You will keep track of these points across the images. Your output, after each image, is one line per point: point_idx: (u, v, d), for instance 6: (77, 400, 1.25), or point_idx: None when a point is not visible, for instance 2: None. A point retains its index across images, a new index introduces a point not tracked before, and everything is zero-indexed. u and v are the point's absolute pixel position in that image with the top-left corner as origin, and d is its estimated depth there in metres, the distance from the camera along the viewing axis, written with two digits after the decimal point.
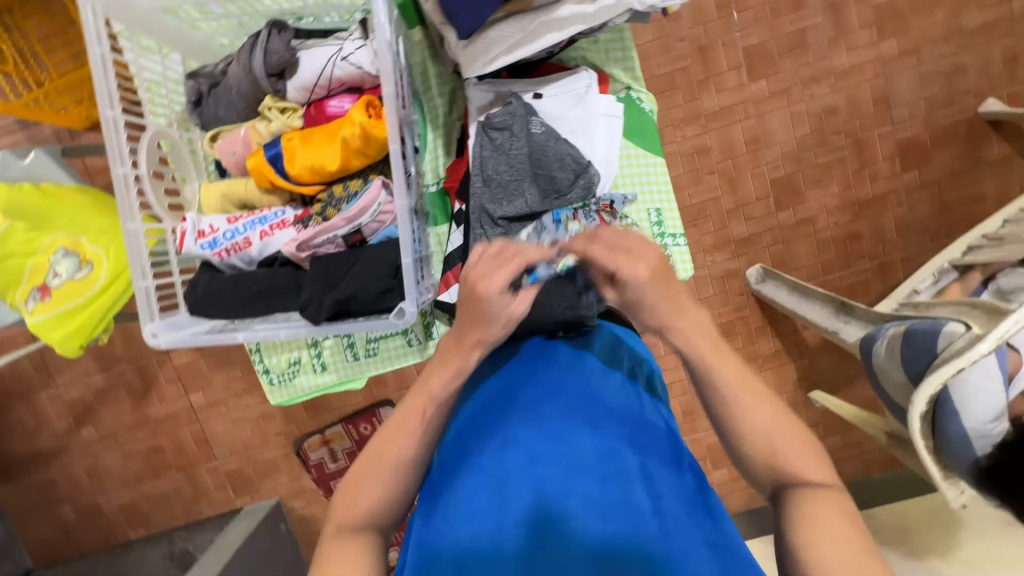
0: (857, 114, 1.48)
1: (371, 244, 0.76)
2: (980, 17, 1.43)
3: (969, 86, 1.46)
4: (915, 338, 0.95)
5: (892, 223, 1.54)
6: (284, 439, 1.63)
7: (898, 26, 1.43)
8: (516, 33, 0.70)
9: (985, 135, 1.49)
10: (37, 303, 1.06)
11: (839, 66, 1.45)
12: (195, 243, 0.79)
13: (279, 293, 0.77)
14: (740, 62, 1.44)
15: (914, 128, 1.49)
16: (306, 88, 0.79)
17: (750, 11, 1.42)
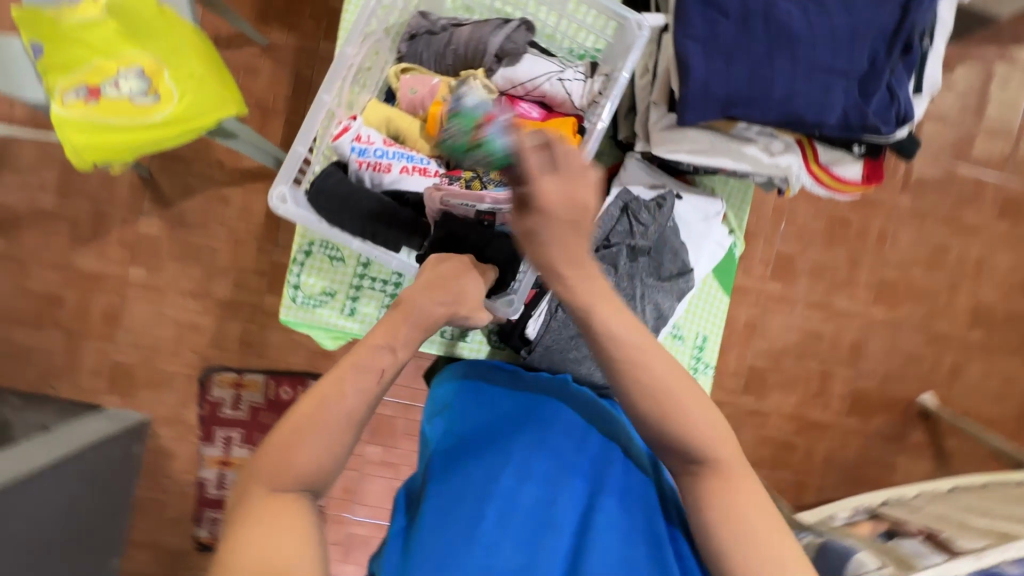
0: (834, 349, 1.70)
1: (504, 236, 0.77)
2: (947, 327, 1.73)
3: (919, 375, 1.73)
4: (830, 555, 1.04)
5: (822, 451, 1.71)
6: (198, 361, 1.49)
7: (890, 301, 1.71)
8: (704, 144, 0.73)
9: (914, 419, 1.73)
10: (78, 99, 1.00)
11: (837, 306, 1.69)
12: (350, 142, 0.77)
13: (392, 226, 0.76)
14: (769, 260, 1.65)
15: (868, 385, 1.72)
16: (512, 82, 0.79)
17: (795, 227, 1.65)
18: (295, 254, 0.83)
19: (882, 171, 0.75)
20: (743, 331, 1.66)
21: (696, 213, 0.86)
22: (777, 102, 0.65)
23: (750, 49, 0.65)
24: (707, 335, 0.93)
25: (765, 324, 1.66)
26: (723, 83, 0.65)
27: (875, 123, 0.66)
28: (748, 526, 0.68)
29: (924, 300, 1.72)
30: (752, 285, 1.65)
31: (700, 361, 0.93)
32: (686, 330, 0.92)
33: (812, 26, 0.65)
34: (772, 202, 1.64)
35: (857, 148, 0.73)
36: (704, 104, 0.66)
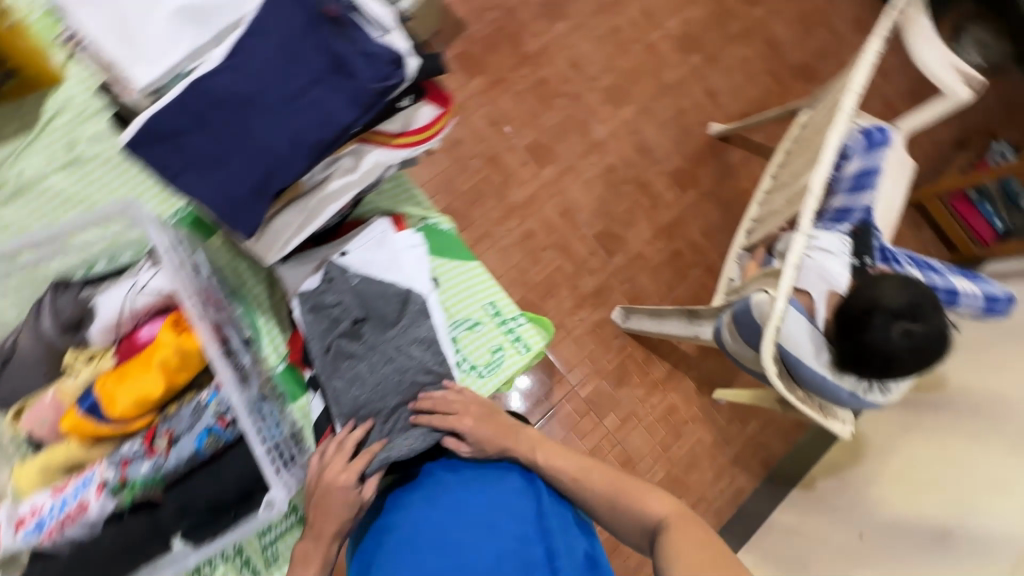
0: (630, 165, 1.80)
1: (227, 449, 0.70)
2: (674, 73, 1.89)
3: (694, 120, 1.88)
4: (742, 319, 1.10)
5: (699, 232, 1.82)
6: None
7: (626, 96, 1.83)
8: (300, 217, 0.68)
9: (723, 149, 1.89)
10: None
11: (600, 136, 1.78)
12: (15, 536, 0.63)
13: (140, 548, 0.65)
14: (526, 159, 1.71)
15: (674, 161, 1.84)
16: (110, 327, 0.69)
17: (515, 120, 1.71)
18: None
19: (444, 94, 0.72)
20: (565, 221, 1.71)
21: (371, 246, 0.82)
22: (289, 148, 0.58)
23: (222, 137, 0.58)
24: (491, 300, 0.88)
25: (572, 201, 1.72)
26: (236, 183, 0.58)
27: (383, 87, 0.60)
28: (679, 561, 0.58)
29: (643, 74, 1.86)
30: (534, 187, 1.70)
31: (505, 323, 0.88)
32: (472, 316, 0.87)
33: (248, 76, 0.58)
34: (483, 120, 1.69)
35: (406, 101, 0.68)
36: (239, 208, 0.58)
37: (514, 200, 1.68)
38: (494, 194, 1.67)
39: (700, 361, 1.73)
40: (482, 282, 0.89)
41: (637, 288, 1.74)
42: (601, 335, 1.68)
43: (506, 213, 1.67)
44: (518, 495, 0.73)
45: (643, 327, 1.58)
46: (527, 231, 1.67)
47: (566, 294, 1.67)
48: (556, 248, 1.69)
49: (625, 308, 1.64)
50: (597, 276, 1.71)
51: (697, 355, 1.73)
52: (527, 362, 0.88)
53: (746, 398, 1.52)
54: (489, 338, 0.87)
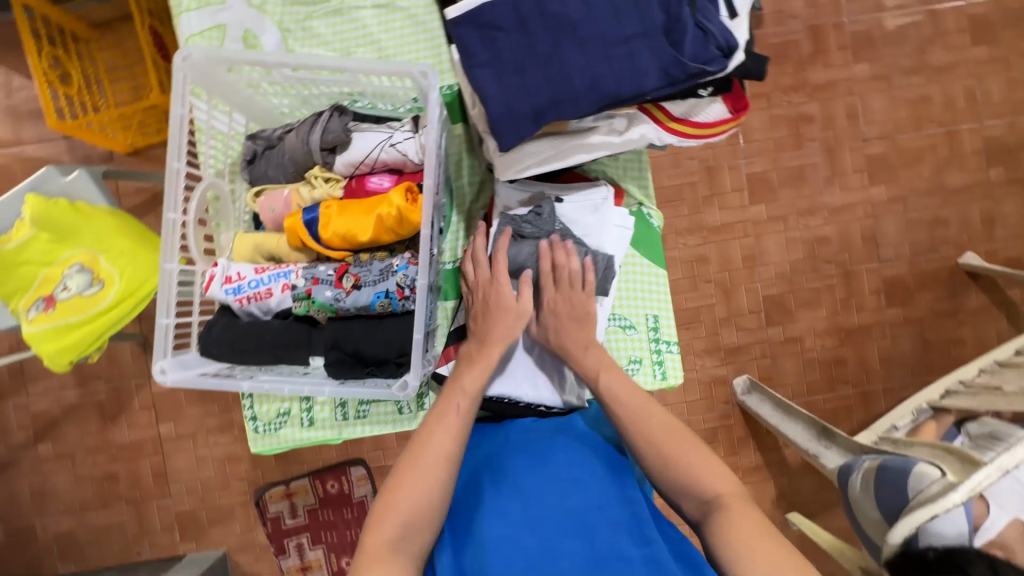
0: (847, 247, 1.58)
1: (392, 316, 0.76)
2: (962, 177, 1.58)
3: (951, 237, 1.58)
4: (888, 474, 0.96)
5: (876, 353, 1.59)
6: (247, 486, 1.57)
7: (887, 176, 1.57)
8: (548, 151, 0.67)
9: (963, 285, 1.58)
10: (40, 313, 1.09)
11: (832, 202, 1.57)
12: (220, 287, 0.77)
13: (291, 348, 0.76)
14: (742, 185, 1.56)
15: (898, 267, 1.58)
16: (353, 165, 0.74)
17: (755, 143, 1.55)
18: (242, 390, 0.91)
19: (744, 99, 0.66)
20: (744, 266, 1.56)
21: (584, 209, 0.86)
22: (585, 92, 0.57)
23: (535, 53, 0.58)
24: (656, 314, 0.89)
25: (764, 250, 1.56)
26: (523, 99, 0.58)
27: (699, 68, 0.57)
28: (746, 552, 0.62)
29: (923, 162, 1.57)
30: (734, 217, 1.56)
31: (657, 341, 0.89)
32: (632, 318, 0.90)
33: (585, 3, 0.57)
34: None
35: (707, 91, 0.63)
36: (514, 123, 0.59)
37: (706, 220, 1.55)
38: (691, 204, 1.55)
39: (796, 475, 1.56)
40: (657, 293, 0.91)
41: (775, 370, 1.57)
42: (712, 391, 1.56)
43: (691, 227, 1.55)
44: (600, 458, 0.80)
45: (761, 410, 1.44)
46: (701, 255, 1.55)
47: (702, 333, 1.56)
48: (719, 286, 1.56)
49: (752, 382, 1.51)
50: (744, 335, 1.56)
51: (796, 467, 1.57)
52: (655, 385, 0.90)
53: (820, 539, 1.34)
54: (635, 345, 0.89)
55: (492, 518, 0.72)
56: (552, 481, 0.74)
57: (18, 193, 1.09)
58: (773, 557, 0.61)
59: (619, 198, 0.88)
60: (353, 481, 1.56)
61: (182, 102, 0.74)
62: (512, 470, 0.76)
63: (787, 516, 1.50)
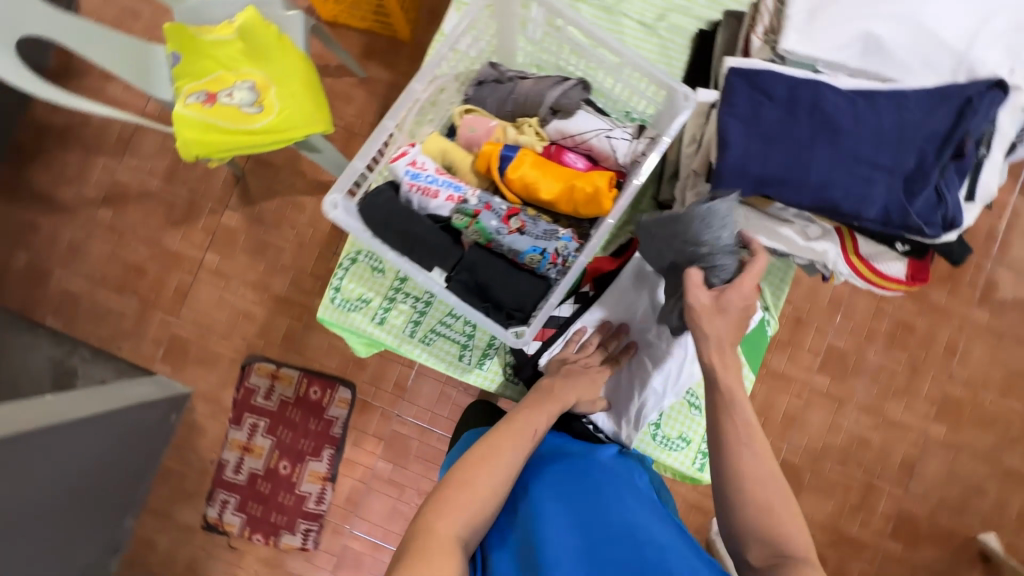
0: (882, 461, 1.55)
1: (531, 274, 0.79)
2: (1022, 462, 1.55)
3: (982, 511, 1.54)
4: None
5: (856, 572, 1.54)
6: (244, 347, 1.60)
7: (953, 421, 1.55)
8: (742, 219, 0.75)
9: (970, 560, 1.53)
10: (197, 102, 1.17)
11: (891, 414, 1.56)
12: (403, 166, 0.80)
13: (435, 252, 0.80)
14: (819, 351, 1.57)
15: (919, 508, 1.55)
16: (562, 134, 0.82)
17: (852, 321, 1.56)
18: (341, 260, 0.94)
19: (927, 272, 0.74)
20: (780, 422, 1.56)
21: None
22: (811, 188, 0.66)
23: (793, 136, 0.67)
24: None
25: (806, 418, 1.56)
26: (758, 162, 0.68)
27: (916, 225, 0.65)
28: None
29: (993, 429, 1.55)
30: (797, 374, 1.57)
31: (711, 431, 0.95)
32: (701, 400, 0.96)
33: (857, 120, 0.66)
34: (829, 291, 1.57)
35: (900, 247, 0.71)
36: (739, 178, 0.68)
37: (770, 362, 1.56)
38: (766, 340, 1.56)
39: None
40: None
41: None
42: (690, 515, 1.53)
43: None
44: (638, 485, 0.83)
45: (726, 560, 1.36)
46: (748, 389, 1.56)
47: None
48: None
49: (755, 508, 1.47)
50: None
51: None
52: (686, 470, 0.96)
53: None
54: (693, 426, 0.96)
55: (540, 520, 0.76)
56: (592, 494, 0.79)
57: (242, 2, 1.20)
58: None
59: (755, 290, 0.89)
60: (335, 400, 1.57)
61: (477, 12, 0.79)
62: (551, 481, 0.82)
63: None
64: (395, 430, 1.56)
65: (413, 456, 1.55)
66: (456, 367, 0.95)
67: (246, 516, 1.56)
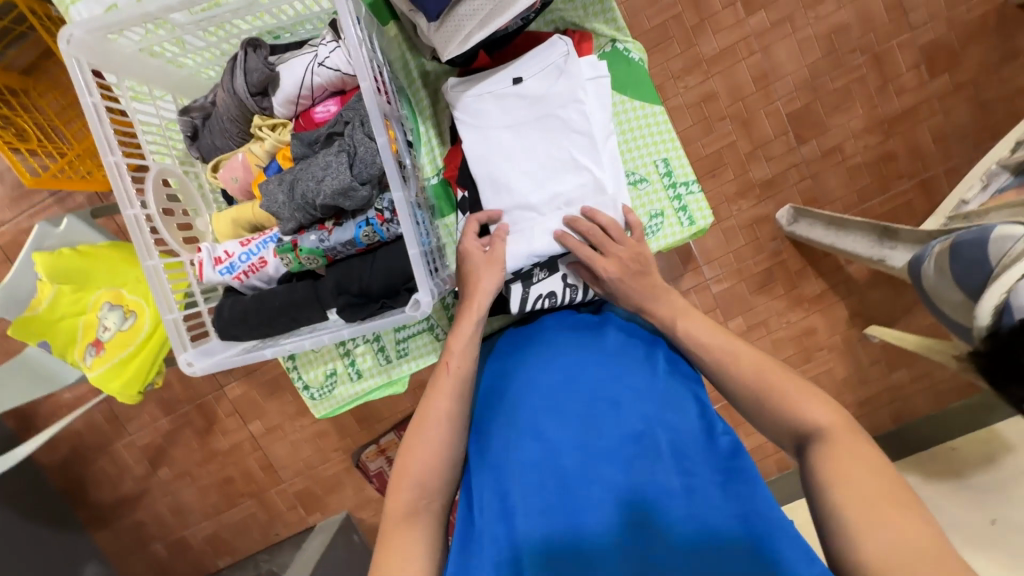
0: (921, 121, 1.39)
1: (382, 245, 0.70)
2: None
3: None
4: (962, 252, 0.88)
5: None
6: (344, 454, 1.62)
7: (962, 35, 1.35)
8: (486, 4, 0.68)
9: None
10: (94, 357, 1.13)
11: (901, 80, 1.38)
12: (213, 270, 0.76)
13: (302, 307, 0.74)
14: (791, 88, 1.39)
15: (990, 138, 1.39)
16: (291, 101, 0.70)
17: (794, 34, 1.36)
18: (285, 364, 0.90)
19: None
20: (809, 167, 1.42)
21: (550, 75, 0.80)
22: None
23: None
24: (665, 158, 0.86)
25: (832, 142, 1.41)
26: None
27: None
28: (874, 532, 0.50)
29: (990, 33, 1.35)
30: (785, 123, 1.40)
31: (673, 186, 0.86)
32: (641, 170, 0.86)
33: None
34: (753, 27, 1.36)
35: None
36: None
37: (757, 128, 1.40)
38: (735, 117, 1.40)
39: (890, 379, 1.51)
40: (660, 133, 0.86)
41: (853, 298, 1.47)
42: (795, 285, 1.48)
43: (741, 142, 1.41)
44: (639, 373, 0.71)
45: (812, 234, 1.34)
46: (757, 168, 1.42)
47: (764, 252, 1.46)
48: (782, 198, 1.43)
49: (797, 209, 1.38)
50: None
51: (889, 283, 1.46)
52: (685, 235, 0.86)
53: (906, 343, 1.27)
54: (654, 197, 0.86)
55: (520, 426, 0.68)
56: (585, 400, 0.68)
57: (23, 260, 1.12)
58: (881, 494, 0.52)
59: (586, 42, 0.83)
60: None
61: (92, 92, 0.73)
62: (538, 388, 0.70)
63: (866, 330, 1.42)
64: None
65: None
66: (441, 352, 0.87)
67: None
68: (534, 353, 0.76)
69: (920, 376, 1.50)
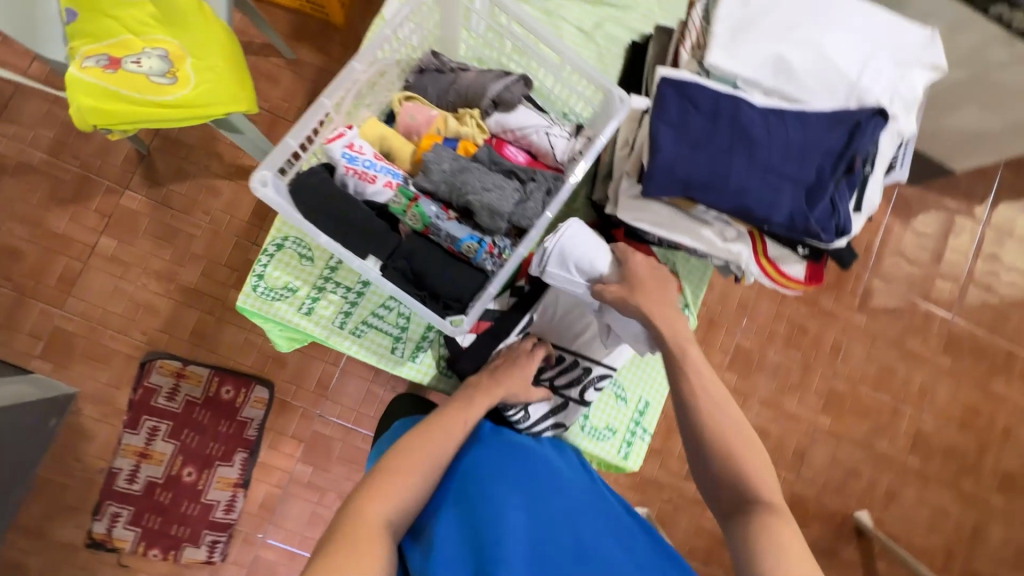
0: (779, 449, 1.72)
1: (469, 264, 0.74)
2: (888, 448, 1.78)
3: (856, 492, 1.75)
4: None
5: None
6: (143, 342, 1.44)
7: (838, 413, 1.76)
8: (665, 218, 0.75)
9: (848, 534, 1.74)
10: (97, 65, 1.03)
11: (788, 407, 1.73)
12: (341, 148, 0.73)
13: (362, 236, 0.72)
14: (729, 350, 1.71)
15: (808, 490, 1.73)
16: (503, 127, 0.82)
17: (756, 323, 1.72)
18: (268, 243, 0.81)
19: (819, 275, 0.78)
20: None
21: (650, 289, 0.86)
22: (731, 193, 0.66)
23: (714, 143, 0.66)
24: (647, 401, 0.97)
25: None
26: (686, 165, 0.66)
27: (816, 231, 0.67)
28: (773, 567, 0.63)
29: (853, 425, 1.76)
30: None
31: (636, 424, 0.96)
32: (628, 391, 0.97)
33: (770, 132, 0.66)
34: (739, 295, 1.72)
35: (800, 249, 0.74)
36: (667, 179, 0.66)
37: None
38: None
39: None
40: (658, 385, 0.98)
41: None
42: None
43: None
44: (570, 477, 0.82)
45: None
46: None
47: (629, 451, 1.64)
48: (666, 421, 1.66)
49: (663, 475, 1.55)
50: (665, 474, 1.65)
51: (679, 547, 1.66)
52: (612, 459, 0.96)
53: None
54: (620, 416, 0.96)
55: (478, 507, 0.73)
56: (533, 491, 0.76)
57: None
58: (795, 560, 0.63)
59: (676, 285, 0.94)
60: (249, 400, 1.46)
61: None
62: (490, 475, 0.77)
63: None
64: (317, 431, 1.48)
65: (336, 458, 1.48)
66: (406, 366, 0.86)
67: (141, 530, 1.40)
68: (485, 446, 0.83)
69: None
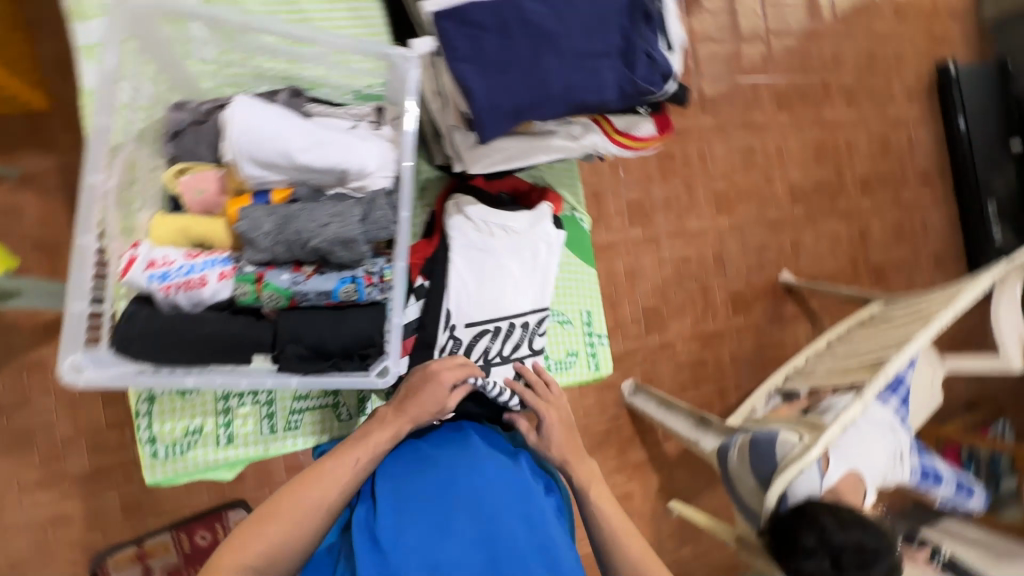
0: (703, 264, 1.88)
1: (356, 306, 0.75)
2: (777, 212, 2.00)
3: (772, 259, 1.98)
4: (761, 447, 1.18)
5: (727, 355, 1.91)
6: (79, 554, 1.24)
7: (730, 208, 1.93)
8: (511, 148, 0.76)
9: (782, 296, 1.99)
10: None
11: (690, 227, 1.87)
12: (143, 272, 0.69)
13: (227, 348, 0.71)
14: (624, 210, 1.77)
15: (740, 283, 1.94)
16: None
17: (632, 173, 1.78)
18: (138, 408, 0.81)
19: (669, 124, 0.79)
20: (626, 281, 1.77)
21: (527, 223, 0.93)
22: (558, 97, 0.65)
23: (517, 60, 0.63)
24: (589, 310, 1.06)
25: (641, 267, 1.79)
26: (505, 95, 0.64)
27: (647, 89, 0.67)
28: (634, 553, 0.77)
29: (744, 209, 1.95)
30: (617, 237, 1.76)
31: (592, 333, 1.06)
32: (568, 313, 1.04)
33: (559, 15, 0.64)
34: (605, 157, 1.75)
35: (643, 109, 0.75)
36: (496, 119, 0.65)
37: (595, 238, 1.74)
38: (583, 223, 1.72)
39: (673, 467, 1.82)
40: (589, 290, 1.07)
41: None
42: (604, 394, 1.73)
43: None
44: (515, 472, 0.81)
45: (647, 407, 1.61)
46: None
47: None
48: (608, 299, 1.74)
49: (637, 384, 1.68)
50: (628, 342, 1.77)
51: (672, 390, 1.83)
52: (589, 375, 1.05)
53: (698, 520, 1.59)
54: (575, 338, 1.04)
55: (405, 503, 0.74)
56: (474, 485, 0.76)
57: None
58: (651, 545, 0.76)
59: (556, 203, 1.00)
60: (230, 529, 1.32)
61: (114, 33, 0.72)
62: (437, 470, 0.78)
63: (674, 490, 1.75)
64: None
65: None
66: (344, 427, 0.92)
67: None
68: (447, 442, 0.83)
69: (690, 489, 1.83)
